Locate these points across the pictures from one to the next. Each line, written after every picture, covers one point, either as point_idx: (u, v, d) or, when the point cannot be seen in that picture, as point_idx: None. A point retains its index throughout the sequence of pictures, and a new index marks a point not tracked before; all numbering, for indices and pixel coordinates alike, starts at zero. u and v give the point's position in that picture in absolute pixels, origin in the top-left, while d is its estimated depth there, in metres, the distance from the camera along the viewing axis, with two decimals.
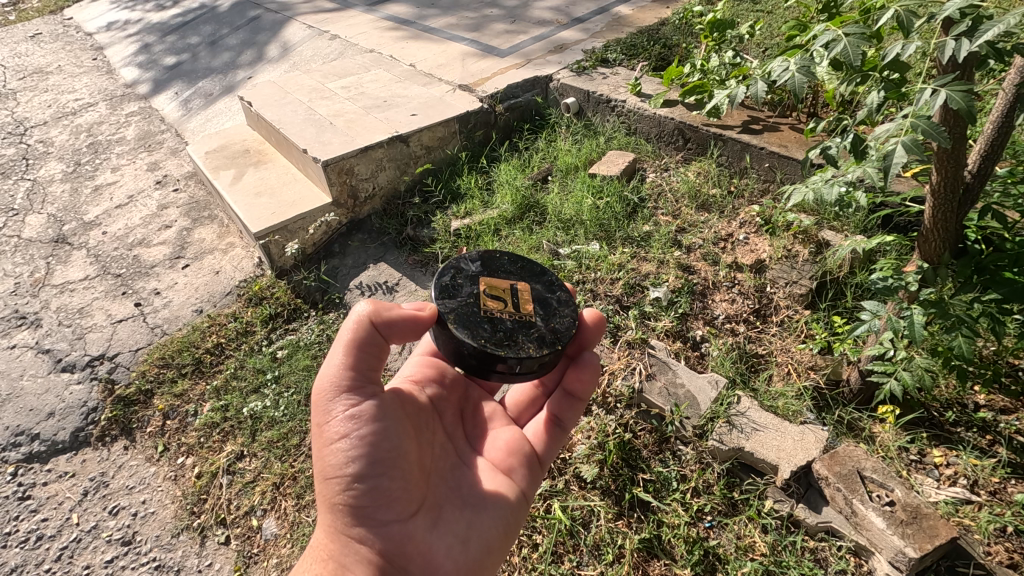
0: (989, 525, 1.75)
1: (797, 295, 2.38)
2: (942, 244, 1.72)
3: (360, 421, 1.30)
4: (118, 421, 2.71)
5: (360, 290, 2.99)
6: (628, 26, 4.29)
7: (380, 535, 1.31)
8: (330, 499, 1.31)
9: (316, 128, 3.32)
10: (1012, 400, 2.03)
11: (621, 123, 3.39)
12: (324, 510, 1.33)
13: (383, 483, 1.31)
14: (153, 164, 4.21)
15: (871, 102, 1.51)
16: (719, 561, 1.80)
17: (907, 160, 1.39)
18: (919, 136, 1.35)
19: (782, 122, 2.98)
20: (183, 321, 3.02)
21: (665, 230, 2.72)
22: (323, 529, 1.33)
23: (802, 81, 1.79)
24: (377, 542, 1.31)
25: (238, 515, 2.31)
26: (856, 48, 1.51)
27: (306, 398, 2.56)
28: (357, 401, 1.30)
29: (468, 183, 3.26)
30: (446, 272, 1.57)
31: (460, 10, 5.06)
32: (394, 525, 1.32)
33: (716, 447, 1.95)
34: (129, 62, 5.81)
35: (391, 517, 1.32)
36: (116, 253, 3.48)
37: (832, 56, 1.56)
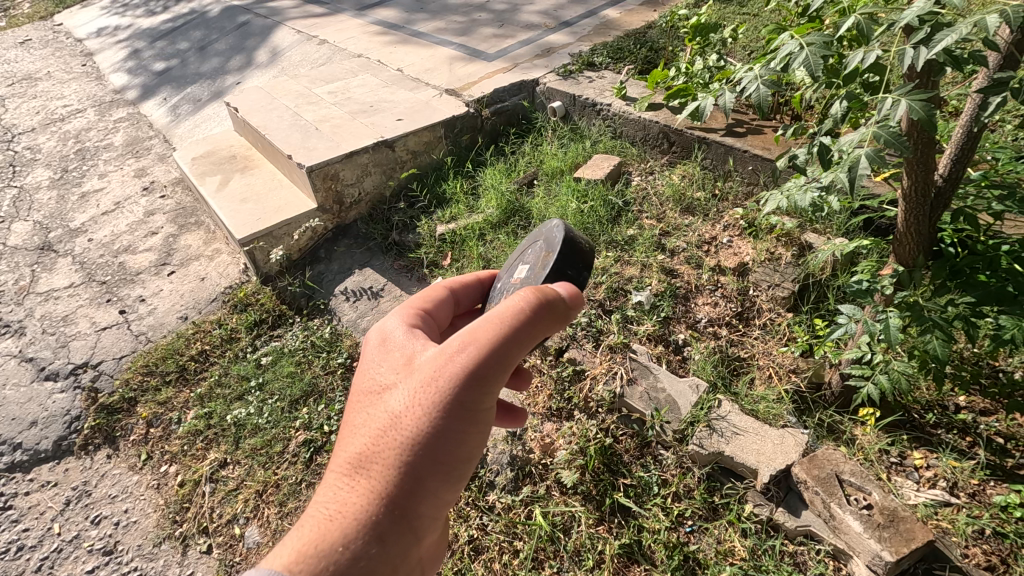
0: (967, 527, 1.75)
1: (780, 298, 2.38)
2: (916, 247, 1.73)
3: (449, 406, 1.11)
4: (101, 430, 2.69)
5: (345, 296, 2.99)
6: (615, 29, 4.29)
7: (425, 529, 1.15)
8: (388, 469, 1.12)
9: (301, 134, 3.32)
10: (992, 401, 2.03)
11: (607, 127, 3.40)
12: (370, 474, 1.12)
13: (454, 479, 1.17)
14: (141, 170, 4.20)
15: (835, 113, 1.52)
16: (699, 566, 1.79)
17: (871, 170, 1.40)
18: (881, 145, 1.36)
19: (766, 125, 2.99)
20: (168, 328, 3.01)
21: (649, 234, 2.73)
22: (355, 490, 1.11)
23: (766, 91, 1.80)
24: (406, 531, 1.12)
25: (220, 524, 2.30)
26: (815, 58, 1.51)
27: (290, 405, 2.55)
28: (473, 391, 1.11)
29: (453, 188, 3.26)
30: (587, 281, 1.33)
31: (449, 14, 5.06)
32: (439, 520, 1.18)
33: (696, 451, 1.95)
34: (118, 68, 5.80)
35: (441, 513, 1.18)
36: (101, 260, 3.47)
37: (795, 65, 1.55)
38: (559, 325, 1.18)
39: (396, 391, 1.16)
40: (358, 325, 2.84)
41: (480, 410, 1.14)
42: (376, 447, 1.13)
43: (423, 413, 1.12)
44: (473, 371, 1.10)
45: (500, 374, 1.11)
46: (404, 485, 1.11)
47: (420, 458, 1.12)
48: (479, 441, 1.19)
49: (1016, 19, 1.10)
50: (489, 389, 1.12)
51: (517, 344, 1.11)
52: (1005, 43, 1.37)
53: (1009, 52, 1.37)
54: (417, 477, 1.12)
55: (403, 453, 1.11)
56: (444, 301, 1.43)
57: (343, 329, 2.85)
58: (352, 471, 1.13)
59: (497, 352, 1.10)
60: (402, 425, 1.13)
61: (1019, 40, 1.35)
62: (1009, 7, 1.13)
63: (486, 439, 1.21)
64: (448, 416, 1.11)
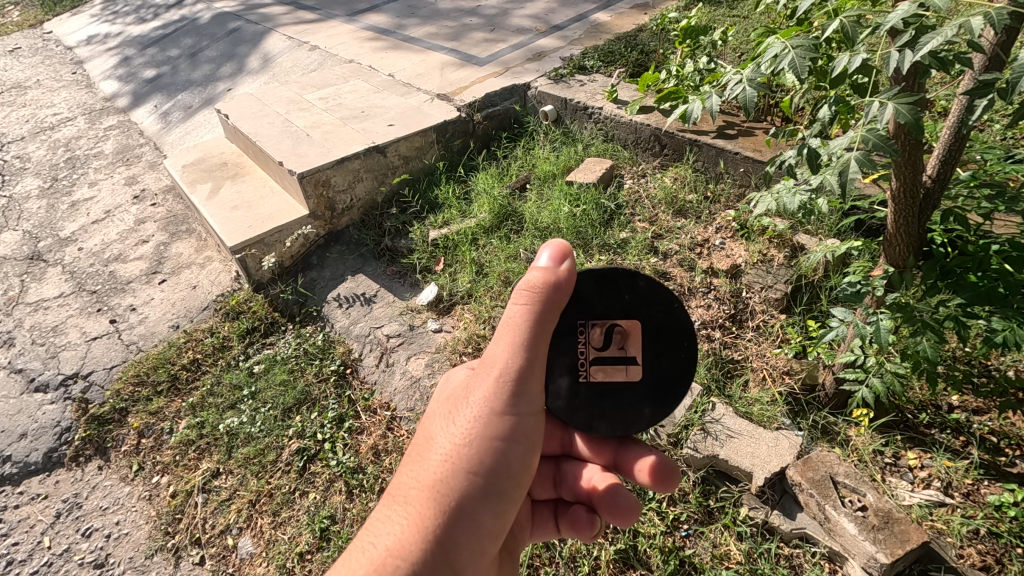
0: (961, 528, 1.75)
1: (773, 299, 2.38)
2: (907, 248, 1.72)
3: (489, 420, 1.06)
4: (92, 441, 2.67)
5: (338, 303, 2.97)
6: (606, 32, 4.30)
7: (465, 563, 1.07)
8: (432, 502, 1.04)
9: (292, 140, 3.30)
10: (984, 401, 2.03)
11: (600, 130, 3.40)
12: (416, 509, 1.04)
13: (500, 506, 1.10)
14: (131, 178, 4.17)
15: (823, 117, 1.53)
16: (695, 570, 1.79)
17: (859, 172, 1.41)
18: (870, 149, 1.36)
19: (756, 127, 3.00)
20: (160, 337, 2.99)
21: (642, 237, 2.73)
22: (404, 528, 1.03)
23: (753, 92, 1.79)
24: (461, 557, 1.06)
25: (213, 534, 2.28)
26: (802, 60, 1.51)
27: (283, 414, 2.52)
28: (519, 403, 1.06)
29: (446, 193, 3.25)
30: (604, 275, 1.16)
31: (440, 19, 5.07)
32: (480, 557, 1.09)
33: (691, 455, 1.94)
34: (109, 75, 5.78)
35: (481, 545, 1.09)
36: (91, 270, 3.44)
37: (780, 68, 1.56)
38: (562, 301, 1.08)
39: (438, 419, 1.12)
40: (351, 332, 2.83)
41: (519, 428, 1.07)
42: (418, 481, 1.07)
43: (465, 438, 1.06)
44: (509, 388, 1.05)
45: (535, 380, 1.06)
46: (462, 510, 1.05)
47: (463, 487, 1.05)
48: (526, 462, 1.12)
49: (998, 22, 1.11)
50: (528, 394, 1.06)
51: (539, 340, 1.05)
52: (989, 44, 1.37)
53: (994, 53, 1.36)
54: (464, 507, 1.05)
55: (448, 482, 1.05)
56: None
57: (336, 336, 2.83)
58: (395, 506, 1.06)
59: (525, 360, 1.04)
60: (441, 456, 1.06)
61: (1002, 42, 1.35)
62: (992, 9, 1.13)
63: (532, 458, 1.12)
64: (492, 437, 1.06)
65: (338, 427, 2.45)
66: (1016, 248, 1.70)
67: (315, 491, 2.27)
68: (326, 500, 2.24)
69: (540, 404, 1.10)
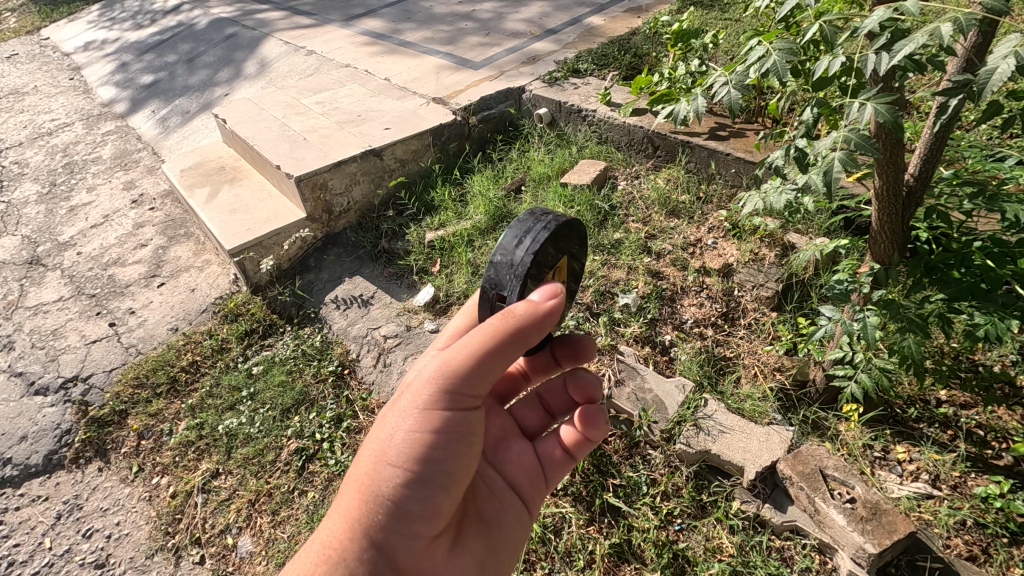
0: (949, 519, 1.78)
1: (764, 298, 2.42)
2: (891, 245, 1.78)
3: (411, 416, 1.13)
4: (92, 443, 2.69)
5: (336, 305, 3.00)
6: (600, 36, 4.35)
7: (402, 549, 1.15)
8: (364, 495, 1.14)
9: (289, 144, 3.34)
10: (971, 395, 2.07)
11: (593, 133, 3.45)
12: (348, 502, 1.16)
13: (431, 495, 1.14)
14: (129, 183, 4.20)
15: (805, 120, 1.57)
16: (688, 563, 1.82)
17: (843, 172, 1.45)
18: (851, 148, 1.40)
19: (747, 128, 3.04)
20: (159, 340, 3.01)
21: (635, 238, 2.77)
22: (338, 520, 1.15)
23: (739, 97, 1.85)
24: (395, 546, 1.14)
25: (213, 534, 2.30)
26: (784, 63, 1.56)
27: (283, 414, 2.55)
28: (446, 399, 1.13)
29: (441, 195, 3.29)
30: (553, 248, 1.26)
31: (436, 23, 5.12)
32: (419, 545, 1.16)
33: (684, 450, 1.98)
34: (106, 81, 5.81)
35: (417, 535, 1.15)
36: (90, 274, 3.47)
37: (763, 72, 1.61)
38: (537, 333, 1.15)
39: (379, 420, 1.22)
40: (348, 333, 2.86)
41: (443, 423, 1.13)
42: (354, 477, 1.18)
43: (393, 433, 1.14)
44: (432, 387, 1.13)
45: (463, 377, 1.13)
46: (391, 498, 1.13)
47: (391, 480, 1.13)
48: (458, 454, 1.16)
49: (969, 26, 1.15)
50: (454, 390, 1.13)
51: (468, 347, 1.12)
52: (965, 48, 1.44)
53: (970, 57, 1.43)
54: (393, 496, 1.13)
55: (377, 476, 1.13)
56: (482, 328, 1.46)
57: (334, 337, 2.86)
58: (337, 500, 1.19)
59: (454, 361, 1.12)
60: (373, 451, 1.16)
61: (978, 45, 1.41)
62: (961, 14, 1.18)
63: (464, 450, 1.17)
64: (414, 433, 1.12)
65: (337, 427, 2.48)
66: (997, 244, 1.71)
67: (313, 490, 2.30)
68: (324, 499, 2.27)
69: (467, 399, 1.15)
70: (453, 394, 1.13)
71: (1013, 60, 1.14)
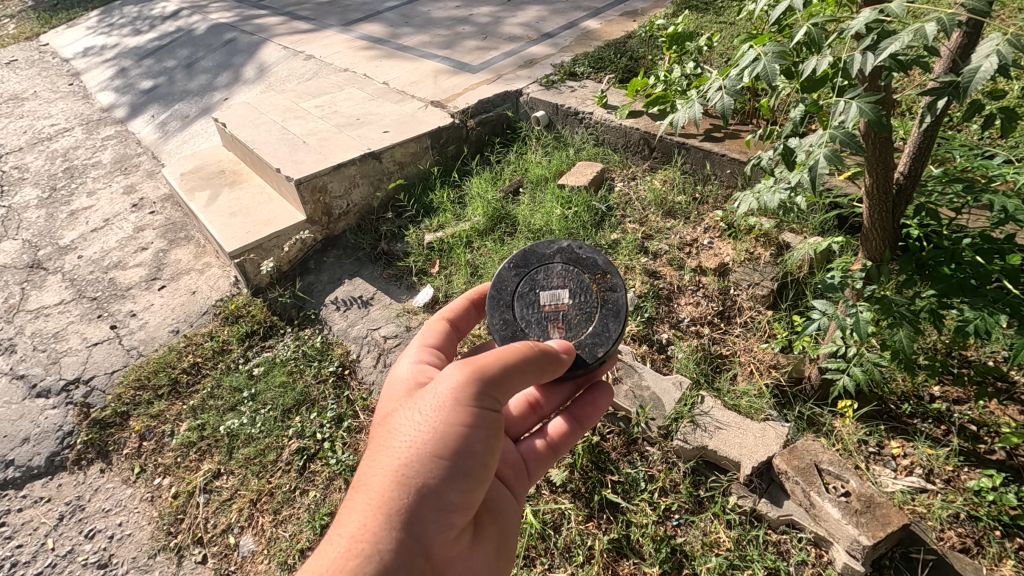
0: (942, 512, 1.81)
1: (759, 296, 2.45)
2: (882, 242, 1.81)
3: (450, 410, 1.16)
4: (93, 445, 2.71)
5: (336, 306, 3.03)
6: (596, 39, 4.40)
7: (434, 542, 1.14)
8: (397, 485, 1.13)
9: (289, 147, 3.37)
10: (964, 391, 2.09)
11: (590, 135, 3.49)
12: (379, 495, 1.13)
13: (466, 487, 1.16)
14: (129, 187, 4.22)
15: (794, 118, 1.61)
16: (686, 558, 1.84)
17: (830, 169, 1.48)
18: (838, 146, 1.44)
19: (742, 130, 3.08)
20: (160, 342, 3.03)
21: (632, 238, 2.80)
22: (368, 513, 1.12)
23: (730, 99, 1.90)
24: (428, 538, 1.13)
25: (214, 534, 2.32)
26: (773, 66, 1.60)
27: (283, 415, 2.57)
28: (485, 398, 1.18)
29: (440, 197, 3.32)
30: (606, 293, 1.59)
31: (434, 28, 5.16)
32: (449, 538, 1.16)
33: (681, 446, 2.00)
34: (105, 86, 5.84)
35: (450, 526, 1.15)
36: (91, 277, 3.49)
37: (753, 74, 1.64)
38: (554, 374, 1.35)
39: (405, 414, 1.21)
40: (348, 334, 2.88)
41: (480, 414, 1.17)
42: (384, 469, 1.15)
43: (432, 428, 1.15)
44: (475, 385, 1.17)
45: (501, 381, 1.20)
46: (429, 490, 1.13)
47: (427, 470, 1.13)
48: (491, 448, 1.20)
49: (951, 26, 1.19)
50: (495, 390, 1.20)
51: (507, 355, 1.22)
52: (951, 49, 1.48)
53: (955, 57, 1.47)
54: (429, 488, 1.13)
55: (412, 465, 1.13)
56: (446, 335, 1.57)
57: (334, 338, 2.88)
58: (362, 493, 1.15)
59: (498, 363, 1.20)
60: (406, 443, 1.16)
61: (965, 45, 1.45)
62: (944, 15, 1.21)
63: (496, 445, 1.21)
64: (454, 423, 1.15)
65: (337, 427, 2.50)
66: (986, 241, 1.76)
67: (315, 489, 2.32)
68: (325, 498, 2.29)
69: (502, 397, 1.22)
70: (493, 393, 1.19)
71: (992, 60, 1.18)
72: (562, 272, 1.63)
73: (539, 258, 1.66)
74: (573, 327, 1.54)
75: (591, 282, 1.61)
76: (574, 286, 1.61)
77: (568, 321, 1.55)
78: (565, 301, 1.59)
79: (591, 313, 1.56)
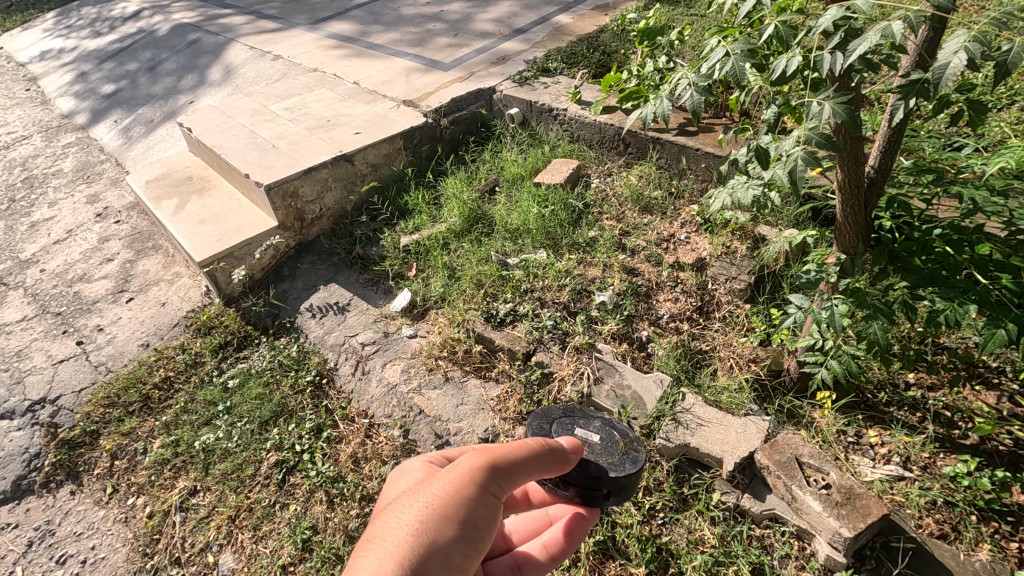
0: (919, 499, 1.83)
1: (737, 290, 2.46)
2: (856, 236, 1.82)
3: (464, 482, 1.06)
4: (62, 466, 2.61)
5: (312, 313, 2.97)
6: (568, 34, 4.37)
7: None
8: (413, 539, 0.99)
9: (258, 151, 3.28)
10: (937, 377, 2.13)
11: (565, 131, 3.47)
12: (394, 547, 0.97)
13: (469, 558, 1.04)
14: (93, 196, 4.09)
15: (767, 119, 1.60)
16: (672, 557, 1.84)
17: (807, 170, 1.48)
18: (812, 147, 1.43)
19: (716, 123, 3.08)
20: (129, 357, 2.94)
21: (610, 235, 2.79)
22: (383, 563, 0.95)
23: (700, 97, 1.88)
24: None
25: (193, 553, 2.26)
26: (742, 64, 1.59)
27: (261, 427, 2.52)
28: (496, 482, 1.09)
29: (415, 198, 3.27)
30: (628, 460, 1.40)
31: (404, 25, 5.08)
32: None
33: (663, 445, 2.00)
34: (65, 92, 5.64)
35: None
36: (55, 291, 3.37)
37: (723, 73, 1.63)
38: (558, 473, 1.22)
39: (413, 487, 1.08)
40: (325, 341, 2.83)
41: (488, 496, 1.08)
42: (397, 524, 1.01)
43: (447, 492, 1.04)
44: (490, 465, 1.09)
45: (513, 469, 1.12)
46: (441, 549, 1.00)
47: (440, 528, 1.01)
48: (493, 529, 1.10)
49: (917, 23, 1.19)
50: (505, 478, 1.11)
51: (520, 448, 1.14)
52: (918, 44, 1.50)
53: (922, 52, 1.48)
54: (440, 548, 1.00)
55: (428, 522, 1.01)
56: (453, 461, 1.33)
57: (310, 346, 2.82)
58: (374, 545, 0.98)
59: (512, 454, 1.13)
60: (420, 504, 1.03)
61: (930, 41, 1.47)
62: (910, 11, 1.21)
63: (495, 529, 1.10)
64: (467, 494, 1.05)
65: (316, 437, 2.45)
66: (956, 231, 1.76)
67: (295, 502, 2.27)
68: (306, 511, 2.24)
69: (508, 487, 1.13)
70: (502, 480, 1.11)
71: (962, 56, 1.18)
72: (597, 427, 1.51)
73: (583, 414, 1.57)
74: (595, 458, 1.40)
75: (621, 439, 1.47)
76: (609, 432, 1.49)
77: (590, 451, 1.42)
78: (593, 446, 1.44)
79: (612, 454, 1.42)
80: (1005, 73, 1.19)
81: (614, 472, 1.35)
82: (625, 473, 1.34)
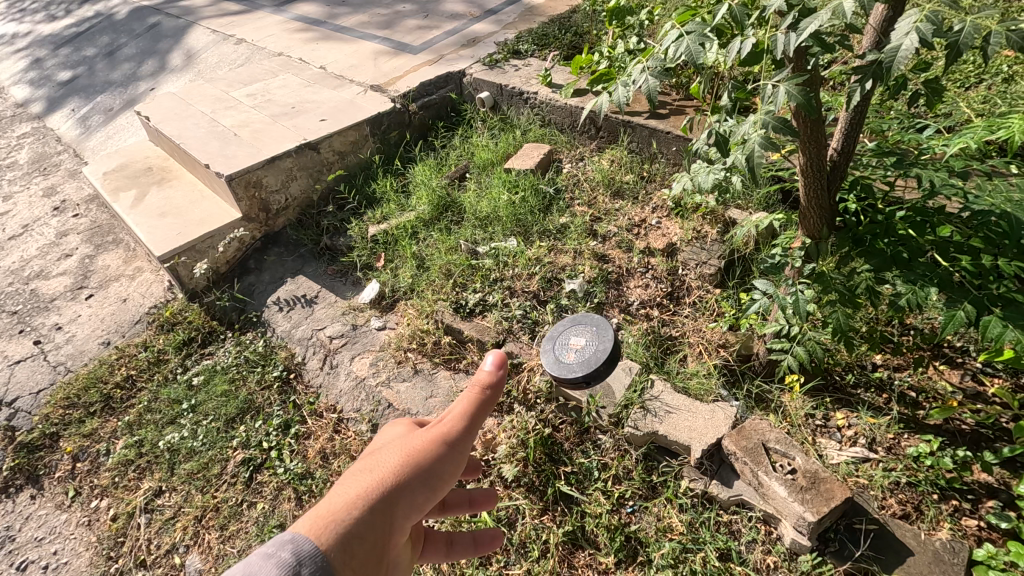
0: (883, 481, 1.85)
1: (707, 275, 2.45)
2: (820, 221, 1.81)
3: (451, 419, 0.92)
4: (22, 470, 2.54)
5: (278, 307, 2.90)
6: (539, 15, 4.27)
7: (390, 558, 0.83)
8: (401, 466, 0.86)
9: (218, 141, 3.17)
10: (903, 358, 2.14)
11: (536, 115, 3.40)
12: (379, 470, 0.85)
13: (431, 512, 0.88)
14: (50, 189, 3.94)
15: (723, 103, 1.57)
16: (641, 545, 1.84)
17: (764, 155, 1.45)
18: (769, 132, 1.41)
19: (686, 105, 3.04)
20: (89, 356, 2.85)
21: (581, 221, 2.75)
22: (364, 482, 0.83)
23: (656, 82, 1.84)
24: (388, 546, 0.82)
25: (159, 555, 2.21)
26: (696, 46, 1.54)
27: (227, 425, 2.46)
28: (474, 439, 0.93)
29: (383, 186, 3.20)
30: (603, 337, 1.81)
31: (373, 7, 4.93)
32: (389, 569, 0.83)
33: (632, 433, 1.99)
34: (19, 79, 5.41)
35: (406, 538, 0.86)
36: (10, 289, 3.25)
37: (677, 55, 1.58)
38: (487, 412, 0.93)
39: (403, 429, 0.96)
40: (292, 335, 2.77)
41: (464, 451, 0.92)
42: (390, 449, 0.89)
43: (433, 434, 0.90)
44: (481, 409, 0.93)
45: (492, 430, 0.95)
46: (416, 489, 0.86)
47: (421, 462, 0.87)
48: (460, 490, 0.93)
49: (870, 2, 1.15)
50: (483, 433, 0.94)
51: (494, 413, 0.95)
52: (875, 24, 1.47)
53: (880, 32, 1.45)
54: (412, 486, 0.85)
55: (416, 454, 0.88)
56: None
57: (277, 341, 2.76)
58: (361, 465, 0.87)
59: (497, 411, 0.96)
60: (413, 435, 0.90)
61: (887, 21, 1.44)
62: None
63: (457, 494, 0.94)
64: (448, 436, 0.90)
65: (284, 434, 2.40)
66: (918, 213, 1.75)
67: (263, 501, 2.23)
68: (274, 509, 2.20)
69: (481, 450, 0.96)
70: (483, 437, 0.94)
71: (913, 37, 1.15)
72: (596, 348, 1.79)
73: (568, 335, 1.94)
74: (584, 349, 1.82)
75: (597, 332, 1.86)
76: (588, 330, 1.90)
77: (582, 349, 1.83)
78: (581, 341, 1.86)
79: (595, 339, 1.82)
80: (957, 54, 1.17)
81: (596, 341, 1.82)
82: (604, 345, 1.76)
